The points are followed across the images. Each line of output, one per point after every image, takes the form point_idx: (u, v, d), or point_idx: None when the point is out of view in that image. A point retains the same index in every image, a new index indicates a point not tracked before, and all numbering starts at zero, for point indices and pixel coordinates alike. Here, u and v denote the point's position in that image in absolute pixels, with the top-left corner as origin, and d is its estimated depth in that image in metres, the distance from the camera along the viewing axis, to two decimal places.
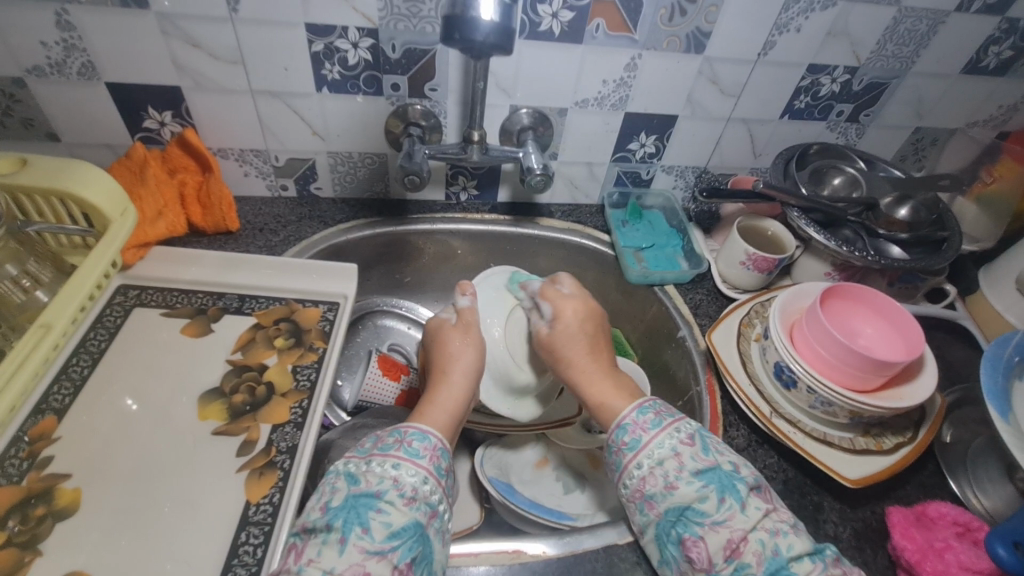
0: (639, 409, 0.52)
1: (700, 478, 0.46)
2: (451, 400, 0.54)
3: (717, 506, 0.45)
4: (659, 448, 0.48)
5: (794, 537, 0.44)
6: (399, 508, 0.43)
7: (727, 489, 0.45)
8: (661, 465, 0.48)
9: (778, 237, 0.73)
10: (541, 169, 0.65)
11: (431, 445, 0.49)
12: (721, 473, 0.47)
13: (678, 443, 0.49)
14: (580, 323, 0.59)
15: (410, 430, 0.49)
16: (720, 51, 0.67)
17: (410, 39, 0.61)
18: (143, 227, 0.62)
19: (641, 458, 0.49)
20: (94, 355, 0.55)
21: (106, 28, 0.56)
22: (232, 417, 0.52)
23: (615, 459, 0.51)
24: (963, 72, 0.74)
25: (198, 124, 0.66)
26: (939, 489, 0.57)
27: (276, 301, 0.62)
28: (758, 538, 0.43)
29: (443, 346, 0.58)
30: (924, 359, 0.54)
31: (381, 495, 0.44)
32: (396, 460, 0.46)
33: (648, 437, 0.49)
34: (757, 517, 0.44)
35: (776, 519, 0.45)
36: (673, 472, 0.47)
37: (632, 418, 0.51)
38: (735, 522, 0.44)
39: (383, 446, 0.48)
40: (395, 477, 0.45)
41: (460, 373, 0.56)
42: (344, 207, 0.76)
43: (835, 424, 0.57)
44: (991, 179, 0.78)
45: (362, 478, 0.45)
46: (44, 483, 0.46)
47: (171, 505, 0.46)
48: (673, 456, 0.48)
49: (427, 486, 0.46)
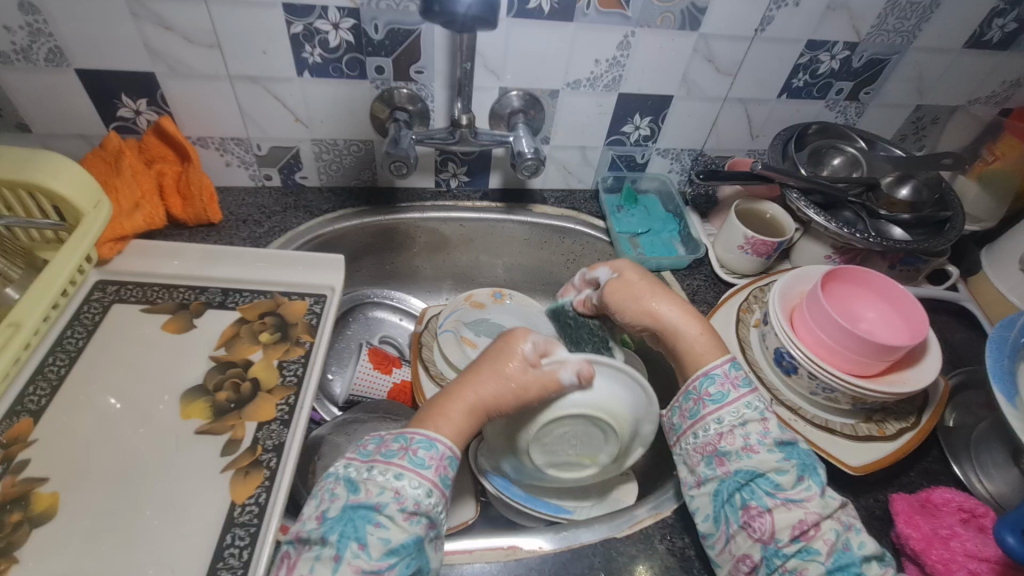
0: (731, 362, 0.49)
1: (781, 450, 0.45)
2: (464, 407, 0.47)
3: (795, 483, 0.43)
4: (747, 410, 0.46)
5: (864, 536, 0.43)
6: (399, 524, 0.41)
7: (808, 471, 0.44)
8: (743, 426, 0.46)
9: (777, 220, 0.71)
10: (532, 153, 0.63)
11: (438, 454, 0.44)
12: (800, 452, 0.46)
13: (766, 410, 0.47)
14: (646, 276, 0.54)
15: (416, 436, 0.44)
16: (716, 28, 0.64)
17: (393, 18, 0.58)
18: (118, 219, 0.60)
19: (724, 414, 0.46)
20: (71, 354, 0.53)
21: (70, 10, 0.54)
22: (216, 415, 0.50)
23: (693, 406, 0.48)
24: (966, 47, 0.72)
25: (175, 112, 0.63)
26: (943, 474, 0.56)
27: (260, 295, 0.60)
28: (834, 528, 0.42)
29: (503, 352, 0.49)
30: (928, 342, 0.53)
31: (381, 508, 0.41)
32: (399, 470, 0.42)
33: (737, 395, 0.47)
34: (833, 507, 0.43)
35: (847, 514, 0.44)
36: (755, 437, 0.45)
37: (725, 369, 0.48)
38: (812, 504, 0.43)
39: (386, 452, 0.44)
40: (397, 489, 0.41)
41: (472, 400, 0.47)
42: (331, 196, 0.74)
43: (837, 410, 0.56)
44: (992, 157, 0.76)
45: (362, 487, 0.42)
46: (20, 489, 0.44)
47: (154, 507, 0.44)
48: (759, 421, 0.46)
49: (431, 498, 0.42)
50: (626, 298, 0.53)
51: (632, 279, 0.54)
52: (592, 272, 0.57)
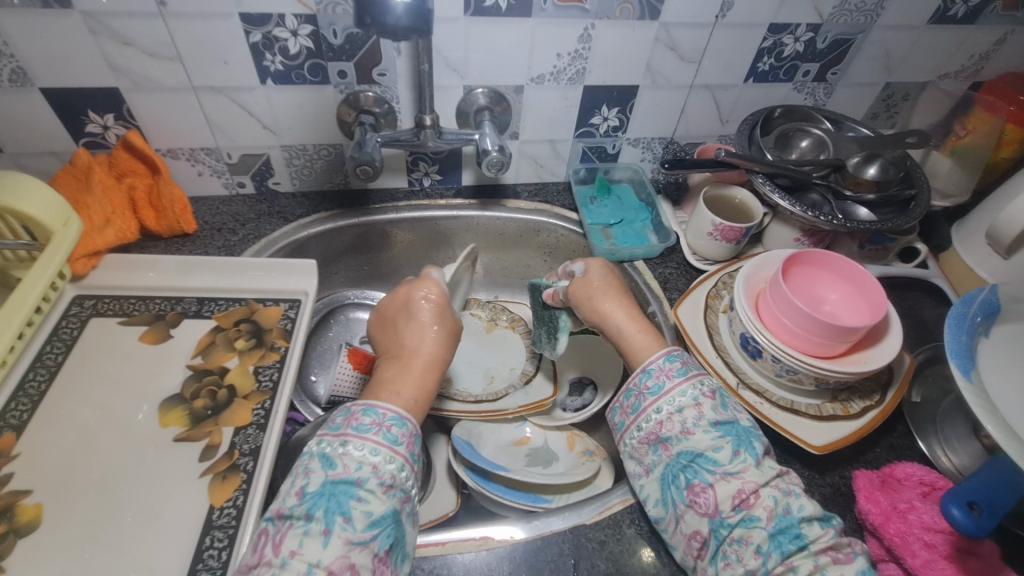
0: (666, 356, 0.51)
1: (718, 428, 0.46)
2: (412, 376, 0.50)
3: (732, 458, 0.45)
4: (682, 397, 0.48)
5: (805, 500, 0.43)
6: (378, 497, 0.42)
7: (744, 444, 0.45)
8: (680, 412, 0.48)
9: (746, 205, 0.72)
10: (496, 151, 0.64)
11: (409, 431, 0.46)
12: (738, 427, 0.47)
13: (700, 394, 0.48)
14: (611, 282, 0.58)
15: (390, 412, 0.46)
16: (677, 16, 0.64)
17: (350, 23, 0.59)
18: (91, 235, 0.60)
19: (662, 403, 0.48)
20: (51, 369, 0.54)
21: (29, 30, 0.54)
22: (194, 423, 0.52)
23: (634, 401, 0.50)
24: (931, 22, 0.71)
25: (143, 125, 0.64)
26: (908, 450, 0.57)
27: (235, 302, 0.61)
28: (771, 494, 0.43)
29: (417, 305, 0.54)
30: (889, 320, 0.54)
31: (361, 483, 0.42)
32: (375, 445, 0.44)
33: (672, 384, 0.49)
34: (770, 475, 0.44)
35: (787, 481, 0.45)
36: (691, 420, 0.47)
37: (659, 363, 0.50)
38: (748, 474, 0.44)
39: (358, 426, 0.45)
40: (375, 464, 0.43)
41: (429, 346, 0.52)
42: (304, 201, 0.75)
43: (803, 391, 0.57)
44: (963, 131, 0.76)
45: (339, 462, 0.43)
46: (5, 501, 0.45)
47: (134, 514, 0.46)
48: (693, 405, 0.47)
49: (404, 472, 0.44)
50: (584, 299, 0.57)
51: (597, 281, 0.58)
52: (570, 265, 0.61)
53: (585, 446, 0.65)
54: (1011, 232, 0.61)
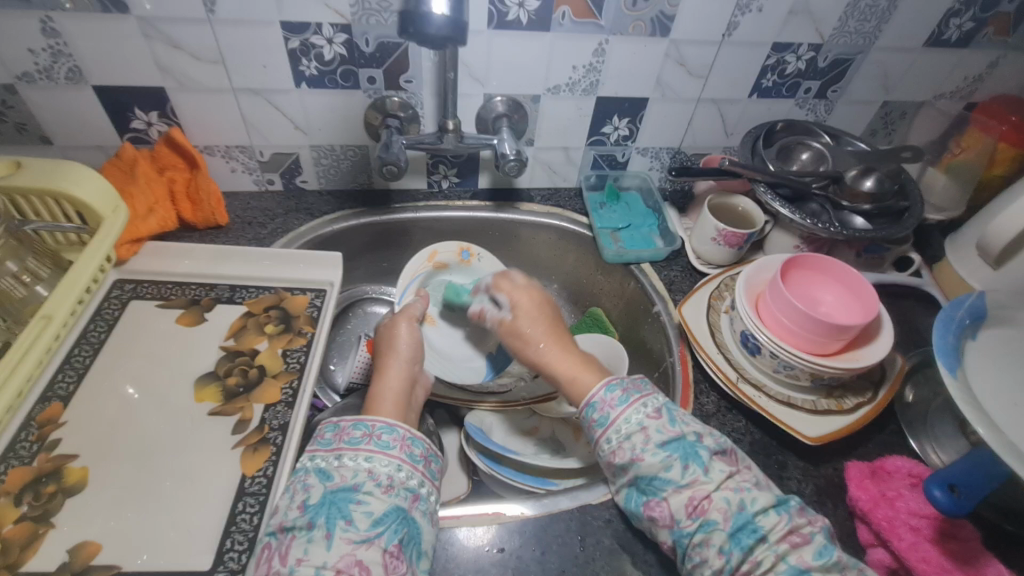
0: (605, 387, 0.53)
1: (665, 448, 0.48)
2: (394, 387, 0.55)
3: (682, 473, 0.47)
4: (627, 423, 0.50)
5: (757, 492, 0.46)
6: (377, 496, 0.45)
7: (691, 457, 0.47)
8: (629, 438, 0.49)
9: (748, 213, 0.76)
10: (514, 155, 0.68)
11: (400, 436, 0.49)
12: (686, 442, 0.48)
13: (643, 418, 0.50)
14: (539, 315, 0.61)
15: (377, 423, 0.50)
16: (686, 34, 0.69)
17: (382, 33, 0.63)
18: (135, 223, 0.65)
19: (610, 433, 0.50)
20: (95, 346, 0.58)
21: (88, 33, 0.59)
22: (227, 398, 0.56)
23: (588, 434, 0.53)
24: (926, 45, 0.75)
25: (184, 123, 0.68)
26: (900, 446, 0.60)
27: (265, 290, 0.65)
28: (722, 497, 0.45)
29: (384, 336, 0.61)
30: (881, 320, 0.57)
31: (358, 487, 0.45)
32: (368, 453, 0.47)
33: (616, 413, 0.51)
34: (720, 478, 0.46)
35: (738, 479, 0.47)
36: (639, 445, 0.49)
37: (600, 395, 0.52)
38: (698, 485, 0.46)
39: (350, 440, 0.48)
40: (370, 469, 0.46)
41: (398, 368, 0.57)
42: (330, 199, 0.79)
43: (799, 387, 0.60)
44: (958, 149, 0.79)
45: (335, 473, 0.46)
46: (54, 464, 0.49)
47: (172, 479, 0.49)
48: (639, 430, 0.49)
49: (402, 472, 0.47)
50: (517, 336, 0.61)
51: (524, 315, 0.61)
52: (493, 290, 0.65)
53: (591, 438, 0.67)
54: (999, 243, 0.64)
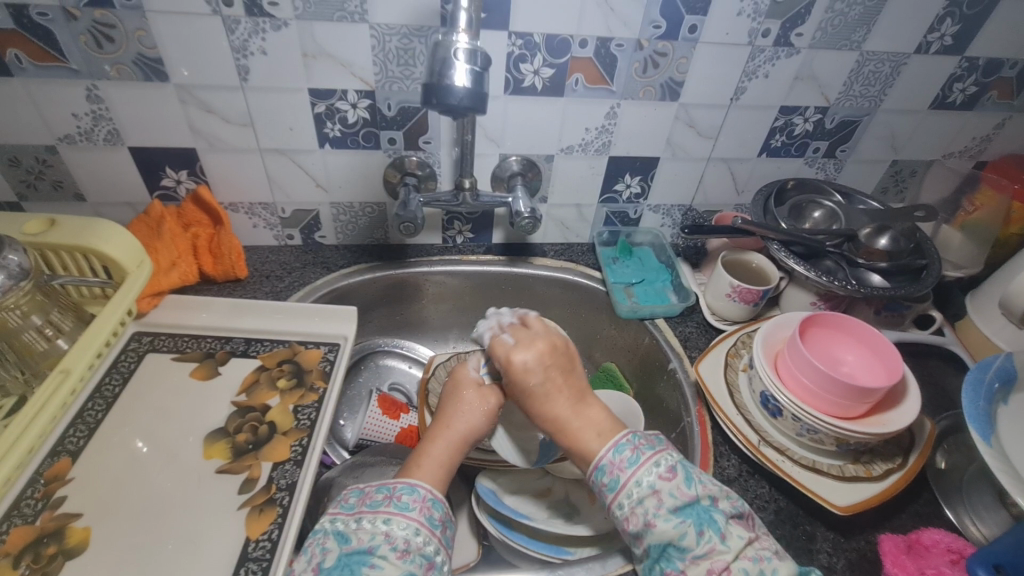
0: (614, 447, 0.49)
1: (678, 514, 0.45)
2: (449, 446, 0.53)
3: (698, 540, 0.44)
4: (638, 487, 0.47)
5: (778, 562, 0.44)
6: (392, 562, 0.43)
7: (705, 522, 0.45)
8: (641, 504, 0.46)
9: (762, 270, 0.76)
10: (529, 213, 0.69)
11: (421, 497, 0.48)
12: (700, 507, 0.46)
13: (657, 481, 0.47)
14: (537, 367, 0.54)
15: (399, 485, 0.49)
16: (695, 98, 0.71)
17: (404, 98, 0.66)
18: (158, 277, 0.67)
19: (621, 498, 0.47)
20: (109, 399, 0.58)
21: (129, 98, 0.62)
22: (235, 455, 0.55)
23: (598, 495, 0.49)
24: (932, 107, 0.77)
25: (211, 181, 0.71)
26: (936, 517, 0.57)
27: (279, 344, 0.66)
28: (741, 567, 0.43)
29: (456, 381, 0.58)
30: (907, 383, 0.56)
31: (374, 550, 0.43)
32: (387, 515, 0.46)
33: (626, 476, 0.47)
34: (738, 546, 0.44)
35: (757, 546, 0.45)
36: (651, 510, 0.45)
37: (609, 457, 0.49)
38: (716, 555, 0.44)
39: (372, 502, 0.47)
40: (386, 532, 0.45)
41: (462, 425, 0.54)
42: (347, 253, 0.81)
43: (824, 451, 0.58)
44: (972, 208, 0.80)
45: (353, 535, 0.45)
46: (56, 523, 0.48)
47: (175, 542, 0.48)
48: (652, 494, 0.46)
49: (420, 536, 0.45)
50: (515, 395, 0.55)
51: (521, 374, 0.54)
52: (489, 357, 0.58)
53: (606, 501, 0.64)
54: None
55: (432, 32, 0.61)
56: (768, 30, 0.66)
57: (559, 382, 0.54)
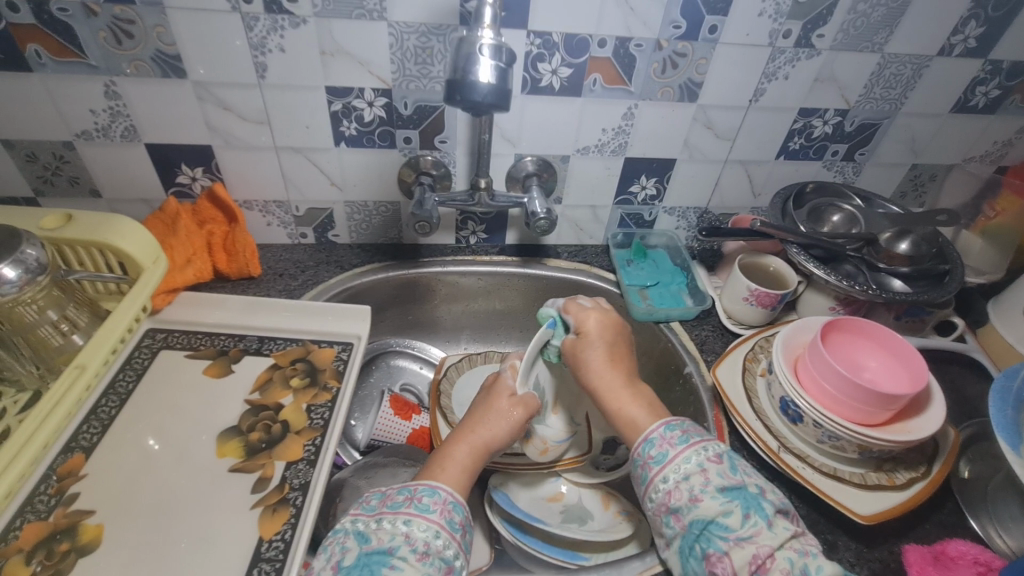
0: (665, 425, 0.50)
1: (725, 494, 0.45)
2: (470, 450, 0.52)
3: (742, 522, 0.43)
4: (686, 464, 0.47)
5: (824, 560, 0.42)
6: (412, 564, 0.42)
7: (752, 507, 0.44)
8: (687, 479, 0.46)
9: (781, 273, 0.75)
10: (545, 214, 0.68)
11: (441, 500, 0.47)
12: (747, 492, 0.45)
13: (706, 459, 0.47)
14: (602, 332, 0.57)
15: (419, 487, 0.48)
16: (714, 99, 0.70)
17: (421, 97, 0.66)
18: (172, 273, 0.67)
19: (668, 472, 0.47)
20: (122, 396, 0.58)
21: (146, 95, 0.62)
22: (248, 454, 0.54)
23: (641, 473, 0.49)
24: (954, 111, 0.76)
25: (226, 179, 0.71)
26: (960, 528, 0.56)
27: (293, 342, 0.65)
28: (786, 556, 0.41)
29: (493, 392, 0.57)
30: (931, 389, 0.55)
31: (394, 551, 0.43)
32: (407, 516, 0.45)
33: (674, 452, 0.48)
34: (784, 536, 0.43)
35: (803, 541, 0.43)
36: (699, 486, 0.46)
37: (659, 432, 0.49)
38: (761, 538, 0.42)
39: (392, 504, 0.46)
40: (407, 533, 0.44)
41: (487, 434, 0.53)
42: (360, 252, 0.81)
43: (846, 459, 0.57)
44: (993, 213, 0.79)
45: (373, 535, 0.44)
46: (69, 520, 0.48)
47: (188, 540, 0.47)
48: (699, 472, 0.46)
49: (439, 539, 0.44)
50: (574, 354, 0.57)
51: (587, 334, 0.57)
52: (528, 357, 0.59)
53: (621, 506, 0.63)
54: None
55: (450, 31, 0.61)
56: (789, 31, 0.65)
57: (613, 351, 0.57)
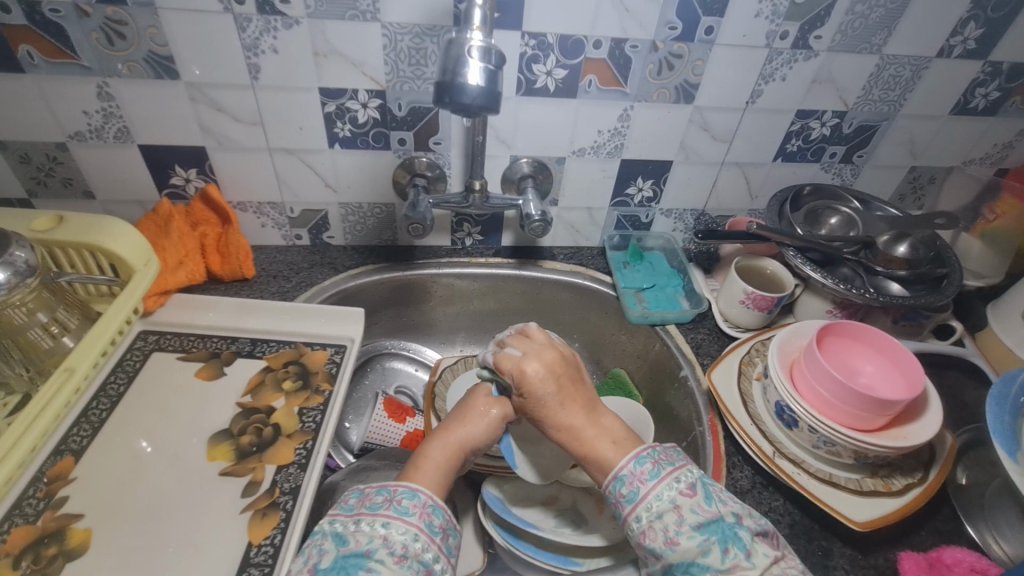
0: (634, 458, 0.49)
1: (702, 531, 0.44)
2: (446, 449, 0.52)
3: (722, 558, 0.43)
4: (658, 501, 0.46)
5: None
6: (389, 567, 0.42)
7: (731, 539, 0.44)
8: (661, 518, 0.46)
9: (777, 276, 0.74)
10: (539, 216, 0.68)
11: (421, 502, 0.47)
12: (724, 524, 0.45)
13: (677, 496, 0.46)
14: (549, 377, 0.52)
15: (400, 487, 0.47)
16: (710, 101, 0.70)
17: (415, 98, 0.66)
18: (165, 275, 0.67)
19: (640, 512, 0.47)
20: (113, 398, 0.57)
21: (139, 96, 0.62)
22: (239, 458, 0.54)
23: (614, 510, 0.48)
24: (953, 113, 0.75)
25: (220, 180, 0.71)
26: (956, 535, 0.55)
27: (286, 344, 0.65)
28: None
29: (472, 399, 0.56)
30: (928, 395, 0.54)
31: (371, 554, 0.42)
32: (386, 519, 0.45)
33: (646, 489, 0.47)
34: (766, 563, 0.43)
35: (783, 564, 0.44)
36: (673, 527, 0.45)
37: (628, 468, 0.48)
38: (743, 572, 0.42)
39: (372, 505, 0.46)
40: (385, 536, 0.44)
41: (462, 435, 0.53)
42: (355, 253, 0.80)
43: (841, 464, 0.56)
44: (993, 216, 0.78)
45: (351, 538, 0.44)
46: (58, 523, 0.47)
47: (177, 545, 0.47)
48: (673, 509, 0.46)
49: (418, 542, 0.44)
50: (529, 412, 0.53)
51: (532, 384, 0.51)
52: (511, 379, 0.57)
53: (614, 511, 0.63)
54: None
55: (445, 32, 0.61)
56: (786, 32, 0.65)
57: (568, 392, 0.53)
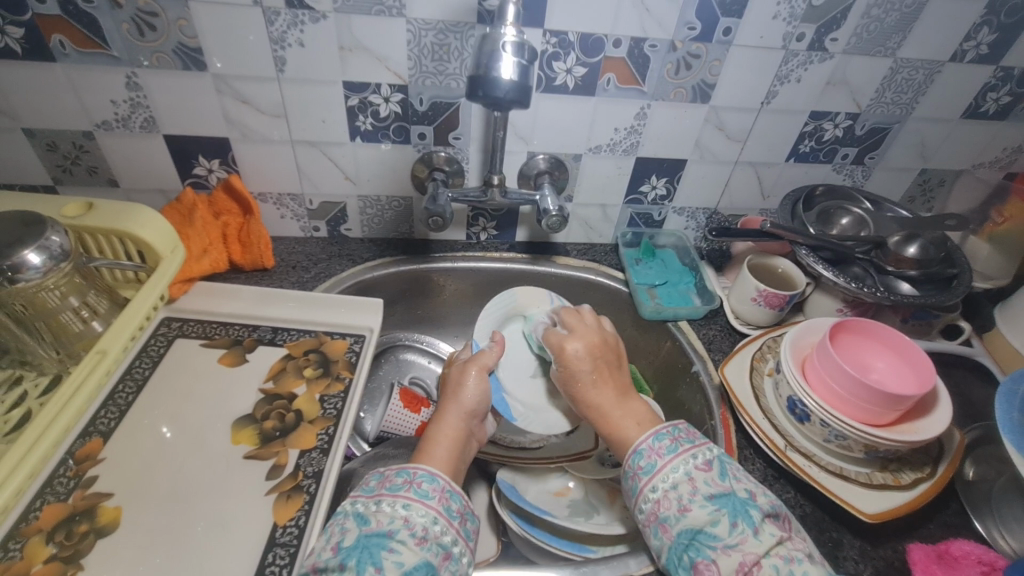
0: (655, 434, 0.51)
1: (713, 502, 0.46)
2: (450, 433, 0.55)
3: (730, 530, 0.44)
4: (674, 473, 0.48)
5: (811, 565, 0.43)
6: (410, 548, 0.43)
7: (740, 514, 0.45)
8: (675, 488, 0.47)
9: (789, 275, 0.75)
10: (557, 210, 0.69)
11: (440, 487, 0.48)
12: (735, 499, 0.46)
13: (694, 468, 0.48)
14: (586, 358, 0.58)
15: (419, 471, 0.49)
16: (726, 101, 0.71)
17: (436, 93, 0.67)
18: (189, 263, 0.68)
19: (657, 482, 0.48)
20: (138, 382, 0.58)
21: (167, 87, 0.63)
22: (263, 442, 0.55)
23: (631, 484, 0.50)
24: (964, 117, 0.76)
25: (242, 170, 0.72)
26: (964, 529, 0.56)
27: (306, 333, 0.66)
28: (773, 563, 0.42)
29: (450, 380, 0.60)
30: (938, 392, 0.55)
31: (393, 534, 0.44)
32: (406, 500, 0.46)
33: (663, 462, 0.49)
34: (772, 542, 0.44)
35: (790, 546, 0.44)
36: (687, 496, 0.46)
37: (649, 443, 0.50)
38: (747, 546, 0.43)
39: (392, 486, 0.47)
40: (405, 517, 0.45)
41: (456, 417, 0.56)
42: (371, 246, 0.82)
43: (851, 458, 0.57)
44: (1001, 219, 0.80)
45: (372, 518, 0.45)
46: (88, 502, 0.48)
47: (205, 525, 0.48)
48: (687, 480, 0.47)
49: (438, 526, 0.45)
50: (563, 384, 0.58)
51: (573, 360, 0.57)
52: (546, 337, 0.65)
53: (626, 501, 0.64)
54: None
55: (468, 28, 0.62)
56: (803, 34, 0.66)
57: (604, 374, 0.57)
